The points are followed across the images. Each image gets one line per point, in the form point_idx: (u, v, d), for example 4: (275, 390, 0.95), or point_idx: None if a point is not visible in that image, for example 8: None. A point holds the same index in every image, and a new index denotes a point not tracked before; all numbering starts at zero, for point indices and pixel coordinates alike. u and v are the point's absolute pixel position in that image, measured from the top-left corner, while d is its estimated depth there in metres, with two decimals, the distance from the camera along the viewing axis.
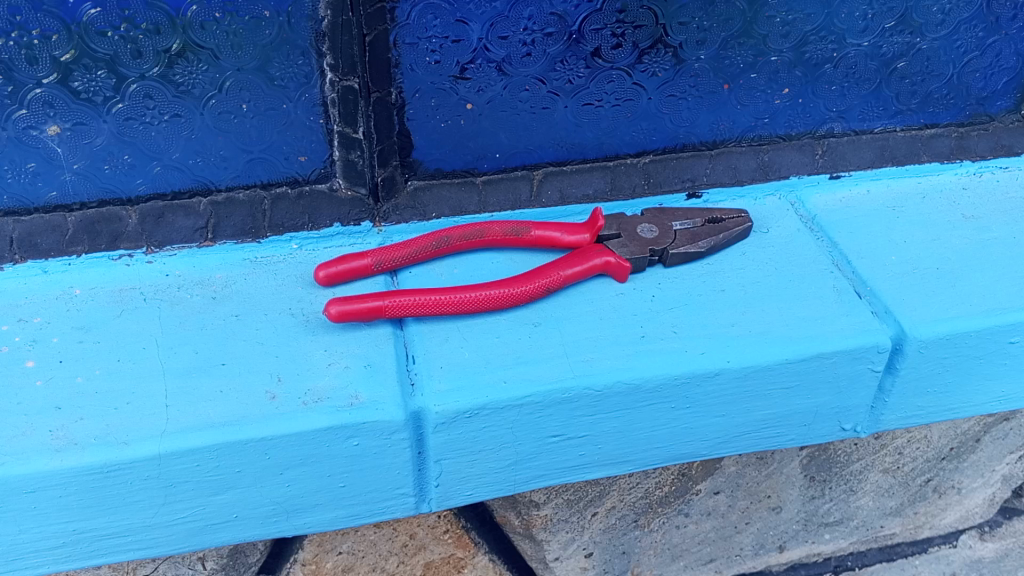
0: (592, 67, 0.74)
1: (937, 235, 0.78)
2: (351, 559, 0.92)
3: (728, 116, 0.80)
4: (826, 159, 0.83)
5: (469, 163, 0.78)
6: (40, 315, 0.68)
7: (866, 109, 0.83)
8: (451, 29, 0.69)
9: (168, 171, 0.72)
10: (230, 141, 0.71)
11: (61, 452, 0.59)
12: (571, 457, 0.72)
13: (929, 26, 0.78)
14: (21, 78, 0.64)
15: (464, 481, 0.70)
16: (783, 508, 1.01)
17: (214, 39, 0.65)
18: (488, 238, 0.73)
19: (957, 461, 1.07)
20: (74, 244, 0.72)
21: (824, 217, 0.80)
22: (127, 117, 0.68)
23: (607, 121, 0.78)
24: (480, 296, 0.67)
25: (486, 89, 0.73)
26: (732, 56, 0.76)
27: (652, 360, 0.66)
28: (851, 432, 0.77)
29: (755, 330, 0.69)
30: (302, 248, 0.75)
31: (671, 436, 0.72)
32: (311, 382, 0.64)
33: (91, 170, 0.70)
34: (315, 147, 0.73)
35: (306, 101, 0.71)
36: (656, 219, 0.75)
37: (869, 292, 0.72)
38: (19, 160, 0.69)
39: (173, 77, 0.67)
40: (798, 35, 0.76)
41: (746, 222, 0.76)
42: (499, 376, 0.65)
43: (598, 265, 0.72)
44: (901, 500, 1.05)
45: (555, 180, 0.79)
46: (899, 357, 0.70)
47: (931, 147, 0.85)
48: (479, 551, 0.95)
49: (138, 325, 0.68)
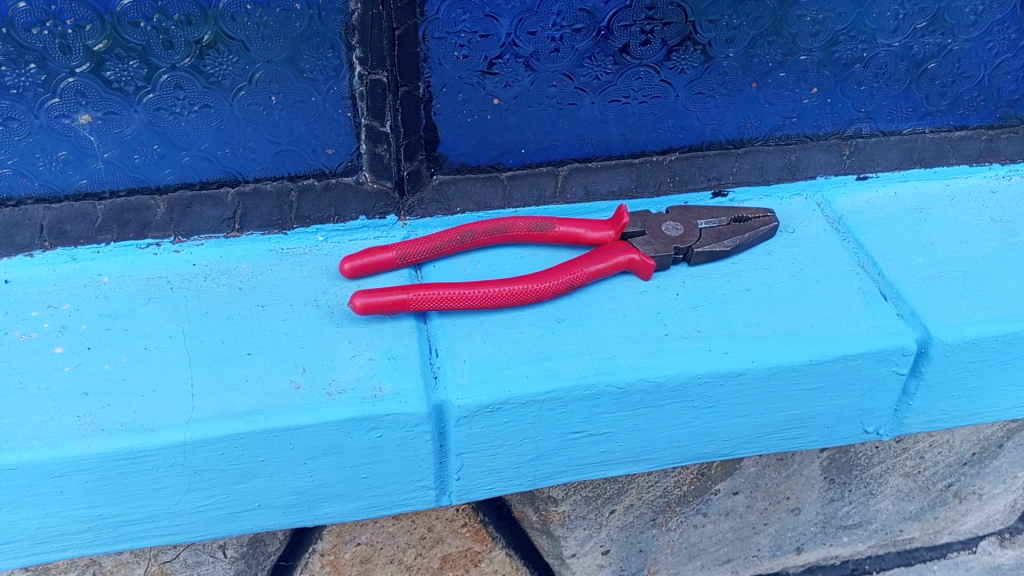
0: (620, 64, 0.74)
1: (965, 238, 0.77)
2: (369, 551, 0.93)
3: (756, 115, 0.80)
4: (853, 160, 0.83)
5: (495, 159, 0.78)
6: (68, 302, 0.69)
7: (894, 110, 0.82)
8: (480, 24, 0.69)
9: (197, 162, 0.72)
10: (258, 132, 0.72)
11: (88, 437, 0.60)
12: (592, 454, 0.72)
13: (960, 27, 0.78)
14: (54, 67, 0.65)
15: (485, 475, 0.71)
16: (802, 509, 1.01)
17: (244, 31, 0.66)
18: (513, 233, 0.73)
19: (978, 467, 1.07)
20: (103, 232, 0.72)
21: (850, 218, 0.79)
22: (158, 107, 0.69)
23: (634, 118, 0.78)
24: (504, 290, 0.68)
25: (513, 85, 0.73)
26: (760, 55, 0.76)
27: (675, 359, 0.66)
28: (874, 435, 0.76)
29: (781, 330, 0.69)
30: (328, 240, 0.76)
31: (692, 435, 0.72)
32: (335, 373, 0.65)
33: (121, 159, 0.71)
34: (343, 140, 0.74)
35: (335, 94, 0.71)
36: (681, 217, 0.75)
37: (895, 293, 0.72)
38: (51, 148, 0.69)
39: (204, 68, 0.67)
40: (828, 35, 0.76)
41: (773, 221, 0.76)
42: (522, 371, 0.65)
43: (622, 263, 0.71)
44: (920, 505, 1.04)
45: (580, 176, 0.79)
46: (923, 360, 0.70)
47: (960, 150, 0.85)
48: (496, 546, 0.95)
49: (165, 313, 0.69)
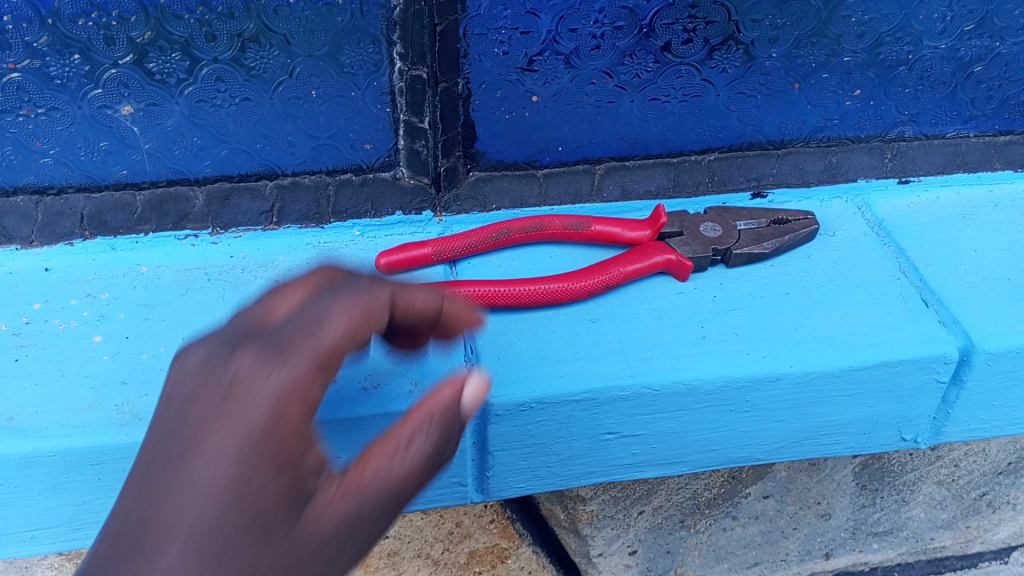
0: (662, 62, 0.73)
1: (1010, 246, 0.76)
2: (397, 544, 0.94)
3: (798, 116, 0.79)
4: (895, 163, 0.82)
5: (532, 156, 0.77)
6: (107, 291, 0.70)
7: (939, 114, 0.81)
8: (521, 21, 0.68)
9: (236, 154, 0.73)
10: (298, 126, 0.72)
11: (126, 426, 0.60)
12: (624, 456, 0.71)
13: (1010, 30, 0.76)
14: (98, 58, 0.65)
15: (517, 473, 0.70)
16: (832, 515, 1.01)
17: (287, 24, 0.66)
18: (549, 231, 0.73)
19: (1014, 476, 1.05)
20: (143, 222, 0.73)
21: (892, 222, 0.78)
22: (199, 99, 0.69)
23: (674, 117, 0.77)
24: (539, 289, 0.67)
25: (553, 82, 0.73)
26: (804, 56, 0.75)
27: (711, 362, 0.66)
28: (911, 443, 0.75)
29: (820, 334, 0.68)
30: (364, 235, 0.76)
31: (726, 438, 0.72)
32: (371, 368, 0.65)
33: (162, 150, 0.71)
34: (381, 136, 0.74)
35: (374, 89, 0.71)
36: (720, 217, 0.75)
37: (937, 300, 0.71)
38: (92, 139, 0.70)
39: (245, 61, 0.67)
40: (873, 36, 0.75)
41: (813, 224, 0.75)
42: (557, 371, 0.65)
43: (659, 263, 0.71)
44: (953, 513, 1.05)
45: (617, 175, 0.79)
46: (965, 369, 0.68)
47: (1005, 155, 0.84)
48: (523, 542, 0.96)
49: (201, 304, 0.69)
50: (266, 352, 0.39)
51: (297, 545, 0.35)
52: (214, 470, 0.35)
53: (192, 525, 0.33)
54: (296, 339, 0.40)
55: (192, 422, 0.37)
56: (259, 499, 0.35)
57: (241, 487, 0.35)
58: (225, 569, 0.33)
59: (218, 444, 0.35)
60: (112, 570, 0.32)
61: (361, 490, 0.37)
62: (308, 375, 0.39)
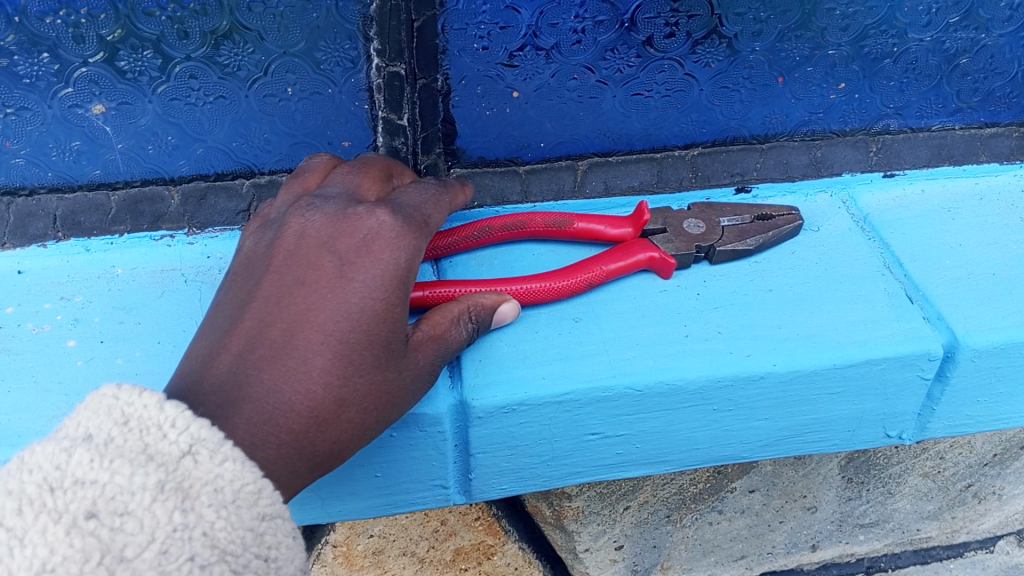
0: (644, 56, 0.72)
1: (996, 240, 0.75)
2: (382, 542, 0.93)
3: (783, 109, 0.79)
4: (880, 157, 0.81)
5: (514, 152, 0.76)
6: (81, 294, 0.68)
7: (924, 106, 0.81)
8: (500, 15, 0.67)
9: (212, 153, 0.72)
10: (274, 124, 0.71)
11: None
12: (609, 455, 0.71)
13: (995, 21, 0.75)
14: (67, 56, 0.63)
15: (499, 475, 0.70)
16: (818, 508, 1.01)
17: (260, 21, 0.64)
18: (532, 229, 0.72)
19: (999, 468, 1.03)
20: (117, 223, 0.72)
21: (876, 217, 0.77)
22: (173, 97, 0.68)
23: (656, 112, 0.76)
24: (521, 289, 0.66)
25: (533, 77, 0.72)
26: (788, 49, 0.74)
27: (695, 362, 0.65)
28: (896, 439, 0.75)
29: (804, 333, 0.67)
30: None
31: (711, 437, 0.71)
32: None
33: (136, 150, 0.70)
34: (359, 133, 0.73)
35: (352, 85, 0.70)
36: (704, 213, 0.74)
37: (921, 297, 0.70)
38: (64, 139, 0.69)
39: (218, 58, 0.66)
40: (858, 29, 0.74)
41: (797, 219, 0.74)
42: (538, 372, 0.64)
43: (642, 261, 0.70)
44: (939, 504, 1.05)
45: (600, 171, 0.78)
46: (949, 365, 0.68)
47: (990, 147, 0.83)
48: (509, 539, 0.96)
49: (178, 307, 0.67)
50: (394, 221, 0.57)
51: (409, 358, 0.57)
52: (357, 301, 0.54)
53: (333, 341, 0.53)
54: (404, 209, 0.59)
55: (340, 262, 0.55)
56: (385, 326, 0.54)
57: (381, 311, 0.54)
58: (359, 368, 0.53)
59: (362, 280, 0.54)
60: (263, 373, 0.51)
61: (438, 340, 0.59)
62: (419, 244, 0.57)
